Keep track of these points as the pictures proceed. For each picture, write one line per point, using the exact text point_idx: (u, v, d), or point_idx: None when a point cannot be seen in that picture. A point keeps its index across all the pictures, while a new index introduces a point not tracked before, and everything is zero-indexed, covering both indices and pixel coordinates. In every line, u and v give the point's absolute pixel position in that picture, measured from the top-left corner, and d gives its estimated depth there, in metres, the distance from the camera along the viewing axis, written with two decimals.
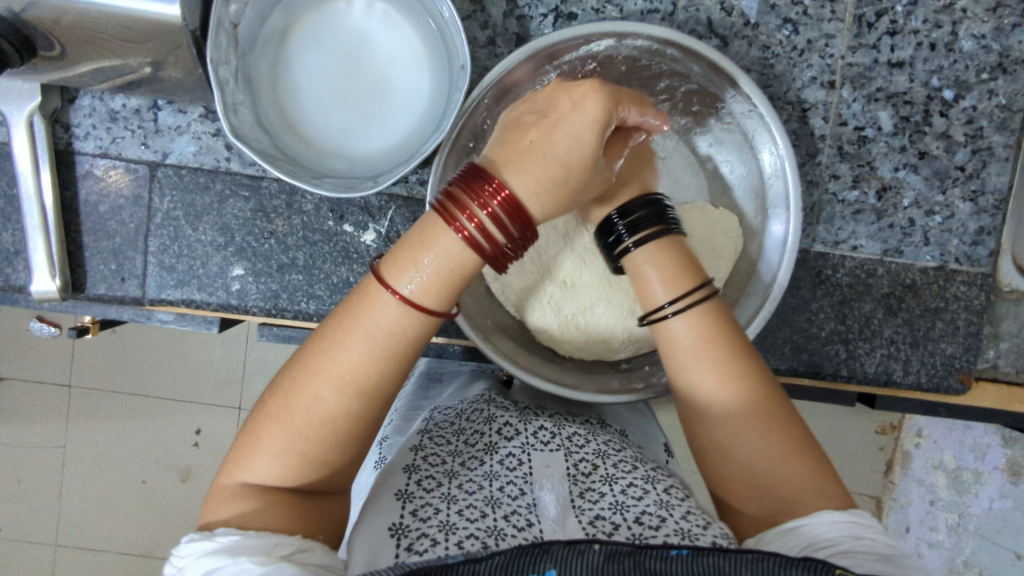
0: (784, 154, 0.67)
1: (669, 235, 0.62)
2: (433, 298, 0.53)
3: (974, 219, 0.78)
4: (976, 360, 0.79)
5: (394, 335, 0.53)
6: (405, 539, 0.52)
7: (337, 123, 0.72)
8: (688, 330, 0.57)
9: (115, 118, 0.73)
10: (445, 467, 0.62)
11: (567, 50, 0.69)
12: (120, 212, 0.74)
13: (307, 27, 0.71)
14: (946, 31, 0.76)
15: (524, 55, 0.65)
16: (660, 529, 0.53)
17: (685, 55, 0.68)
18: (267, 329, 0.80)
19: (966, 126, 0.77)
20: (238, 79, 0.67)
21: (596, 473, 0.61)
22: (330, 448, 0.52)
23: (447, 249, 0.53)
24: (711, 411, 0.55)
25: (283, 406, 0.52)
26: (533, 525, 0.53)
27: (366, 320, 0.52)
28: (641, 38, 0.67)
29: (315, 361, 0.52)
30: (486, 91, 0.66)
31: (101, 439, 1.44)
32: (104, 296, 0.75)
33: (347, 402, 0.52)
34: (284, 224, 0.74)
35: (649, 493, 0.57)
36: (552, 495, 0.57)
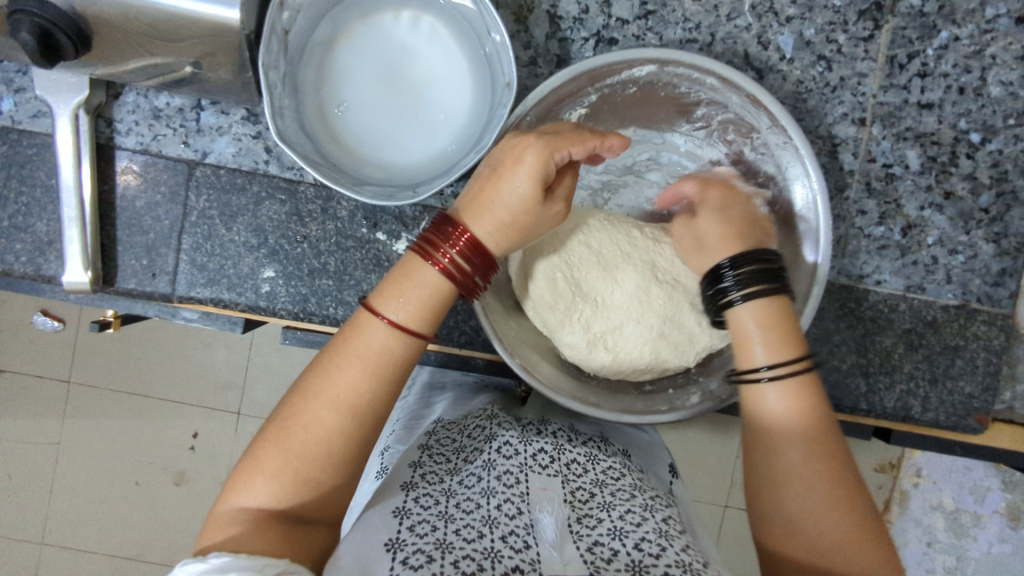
0: (818, 190, 0.68)
1: (776, 297, 0.61)
2: (419, 321, 0.57)
3: (996, 260, 0.80)
4: (993, 400, 0.80)
5: (387, 358, 0.56)
6: (400, 554, 0.52)
7: (377, 133, 0.73)
8: (780, 398, 0.58)
9: (159, 116, 0.74)
10: (441, 487, 0.63)
11: (610, 74, 0.70)
12: (156, 209, 0.74)
13: (353, 37, 0.73)
14: (976, 76, 0.78)
15: (570, 76, 0.67)
16: (660, 558, 0.52)
17: (725, 85, 0.69)
18: (289, 332, 0.82)
19: (992, 169, 0.79)
20: (285, 84, 0.69)
21: (596, 499, 0.60)
22: (321, 468, 0.54)
23: (430, 282, 0.58)
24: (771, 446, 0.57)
25: (273, 425, 0.55)
26: (530, 547, 0.52)
27: (360, 344, 0.56)
28: (682, 66, 0.68)
29: (313, 384, 0.55)
30: (529, 109, 0.67)
31: (100, 438, 1.42)
32: (133, 291, 0.75)
33: (338, 417, 0.54)
34: (318, 228, 0.75)
35: (647, 520, 0.56)
36: (549, 518, 0.56)
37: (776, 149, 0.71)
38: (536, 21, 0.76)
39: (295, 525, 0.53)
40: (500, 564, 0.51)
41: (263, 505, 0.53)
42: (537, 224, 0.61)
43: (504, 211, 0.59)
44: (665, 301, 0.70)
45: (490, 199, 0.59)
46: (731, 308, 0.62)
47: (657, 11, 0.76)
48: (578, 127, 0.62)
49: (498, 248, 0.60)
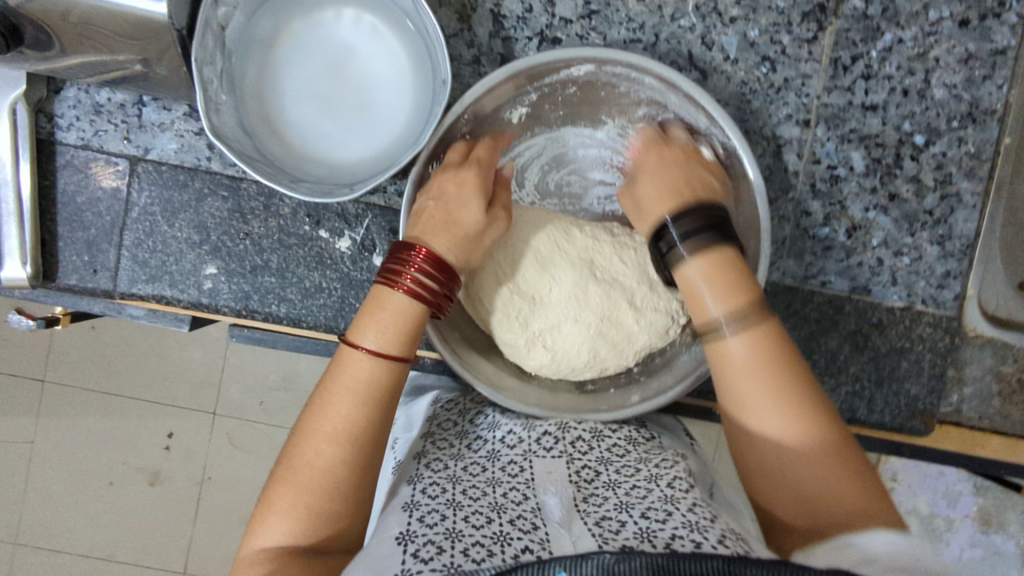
0: (756, 187, 0.68)
1: (721, 250, 0.59)
2: (394, 342, 0.59)
3: (941, 262, 0.80)
4: (939, 402, 0.80)
5: (373, 385, 0.58)
6: (411, 545, 0.52)
7: (319, 130, 0.73)
8: (744, 350, 0.56)
9: (100, 111, 0.74)
10: (446, 474, 0.64)
11: (548, 72, 0.70)
12: (98, 205, 0.74)
13: (295, 35, 0.73)
14: (920, 78, 0.78)
15: (508, 74, 0.67)
16: (666, 522, 0.53)
17: (664, 84, 0.69)
18: (237, 329, 0.78)
19: (936, 171, 0.79)
20: (223, 80, 0.69)
21: (602, 477, 0.62)
22: (332, 499, 0.55)
23: (399, 302, 0.60)
24: (767, 450, 0.54)
25: (285, 466, 0.56)
26: (538, 528, 0.53)
27: (344, 376, 0.58)
28: (620, 65, 0.69)
29: (309, 424, 0.57)
30: (465, 108, 0.67)
31: (69, 437, 1.42)
32: (75, 287, 0.75)
33: (336, 449, 0.56)
34: (259, 226, 0.75)
35: (653, 490, 0.58)
36: (555, 498, 0.58)
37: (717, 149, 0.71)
38: (479, 20, 0.76)
39: (317, 555, 0.53)
40: (509, 547, 0.51)
41: (281, 544, 0.53)
42: (487, 234, 0.67)
43: (467, 219, 0.64)
44: (604, 299, 0.71)
45: (445, 216, 0.64)
46: (677, 264, 0.61)
47: (600, 11, 0.76)
48: (485, 146, 0.71)
49: (462, 258, 0.64)
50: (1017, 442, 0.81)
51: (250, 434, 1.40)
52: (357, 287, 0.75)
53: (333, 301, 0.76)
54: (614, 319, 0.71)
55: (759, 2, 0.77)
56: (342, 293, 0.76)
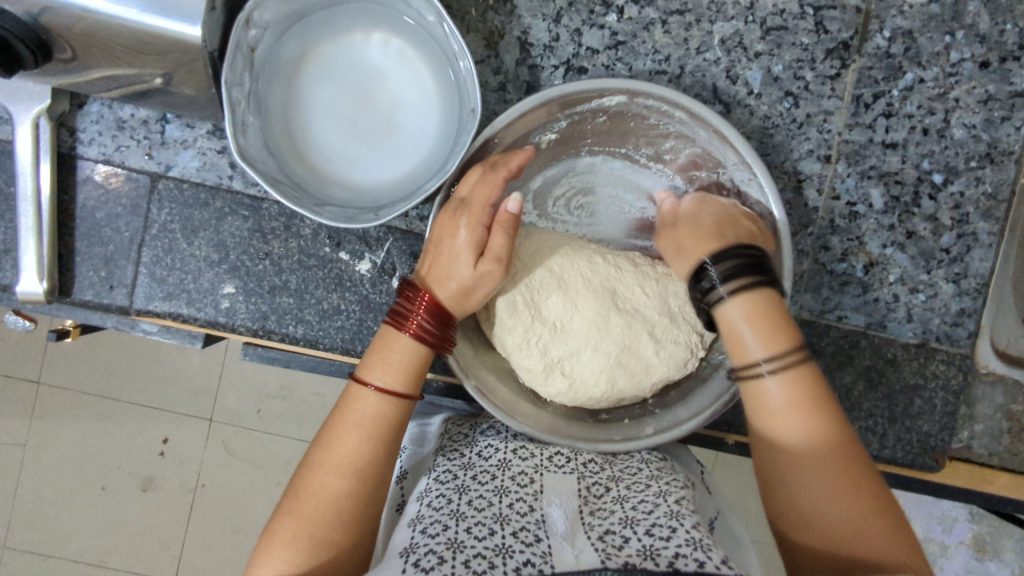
0: (780, 226, 0.68)
1: (765, 288, 0.61)
2: (402, 384, 0.61)
3: (955, 300, 0.81)
4: (950, 439, 0.81)
5: (379, 422, 0.60)
6: (412, 557, 0.54)
7: (344, 152, 0.73)
8: (782, 389, 0.58)
9: (122, 127, 0.74)
10: (454, 483, 0.65)
11: (578, 102, 0.70)
12: (117, 220, 0.74)
13: (322, 56, 0.73)
14: (939, 118, 0.79)
15: (538, 102, 0.67)
16: (670, 539, 0.53)
17: (692, 119, 0.69)
18: (250, 348, 0.76)
19: (953, 211, 0.80)
20: (250, 102, 0.69)
21: (610, 493, 0.63)
22: (335, 529, 0.56)
23: (402, 345, 0.62)
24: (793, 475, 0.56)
25: (289, 499, 0.57)
26: (540, 541, 0.55)
27: (353, 413, 0.60)
28: (651, 98, 0.69)
29: (317, 455, 0.59)
30: (495, 133, 0.67)
31: (65, 442, 1.40)
32: (90, 302, 0.74)
33: (345, 482, 0.58)
34: (279, 246, 0.75)
35: (660, 504, 0.59)
36: (559, 510, 0.60)
37: (743, 185, 0.72)
38: (507, 47, 0.76)
39: None
40: (512, 559, 0.52)
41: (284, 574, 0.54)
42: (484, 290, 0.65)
43: (458, 275, 0.63)
44: (624, 329, 0.71)
45: (441, 271, 0.64)
46: (716, 304, 0.62)
47: (626, 42, 0.77)
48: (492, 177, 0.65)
49: (458, 310, 0.65)
50: None
51: (249, 443, 1.39)
52: (376, 311, 0.75)
53: (351, 323, 0.75)
54: (634, 350, 0.71)
55: (784, 38, 0.78)
56: (361, 316, 0.75)
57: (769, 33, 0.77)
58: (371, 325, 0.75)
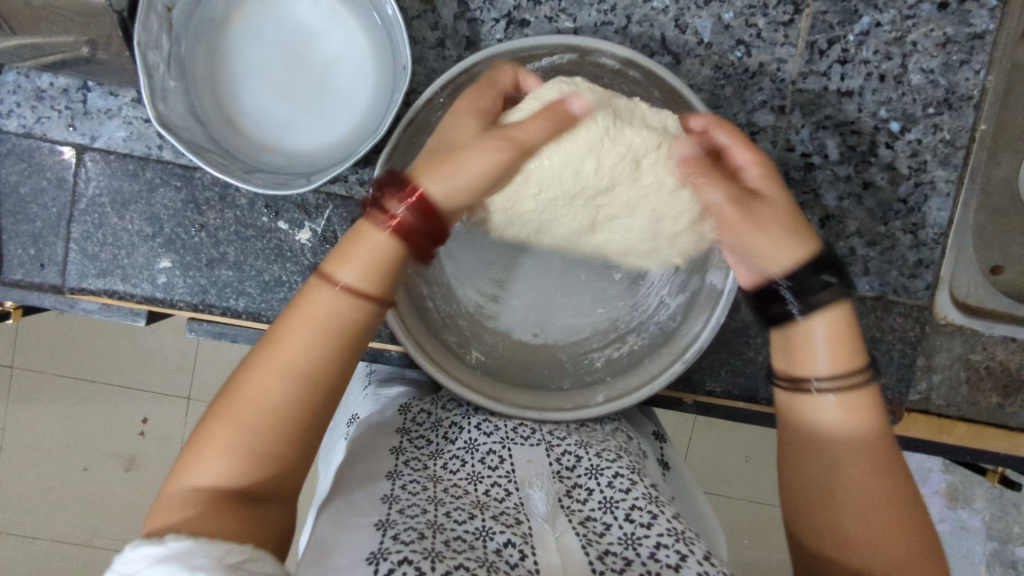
0: None
1: (844, 307, 0.55)
2: (370, 284, 0.50)
3: (913, 252, 0.79)
4: (907, 391, 0.80)
5: (339, 327, 0.50)
6: (390, 531, 0.51)
7: (276, 117, 0.69)
8: (839, 411, 0.53)
9: (42, 97, 0.71)
10: (426, 471, 0.62)
11: (530, 58, 0.69)
12: (43, 195, 0.71)
13: (248, 16, 0.69)
14: (896, 63, 0.76)
15: (486, 58, 0.65)
16: (652, 527, 0.54)
17: (646, 78, 0.68)
18: (196, 324, 0.75)
19: (911, 159, 0.78)
20: (170, 65, 0.65)
21: (581, 465, 0.62)
22: (273, 444, 0.47)
23: (380, 242, 0.50)
24: (817, 492, 0.52)
25: (229, 398, 0.48)
26: (522, 522, 0.55)
27: (309, 310, 0.49)
28: (602, 55, 0.68)
29: (253, 373, 0.48)
30: (443, 88, 0.65)
31: (28, 426, 1.35)
32: (21, 282, 0.71)
33: (294, 390, 0.48)
34: (215, 217, 0.72)
35: (636, 485, 0.59)
36: (540, 493, 0.58)
37: None
38: (444, 0, 0.73)
39: (250, 503, 0.46)
40: (493, 541, 0.52)
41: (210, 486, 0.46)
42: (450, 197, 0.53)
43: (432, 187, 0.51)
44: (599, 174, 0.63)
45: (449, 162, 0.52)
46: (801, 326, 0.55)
47: None
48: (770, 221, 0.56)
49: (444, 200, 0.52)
50: (983, 429, 0.82)
51: None
52: None
53: (293, 294, 0.73)
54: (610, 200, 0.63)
55: None
56: (304, 288, 0.73)
57: None
58: None
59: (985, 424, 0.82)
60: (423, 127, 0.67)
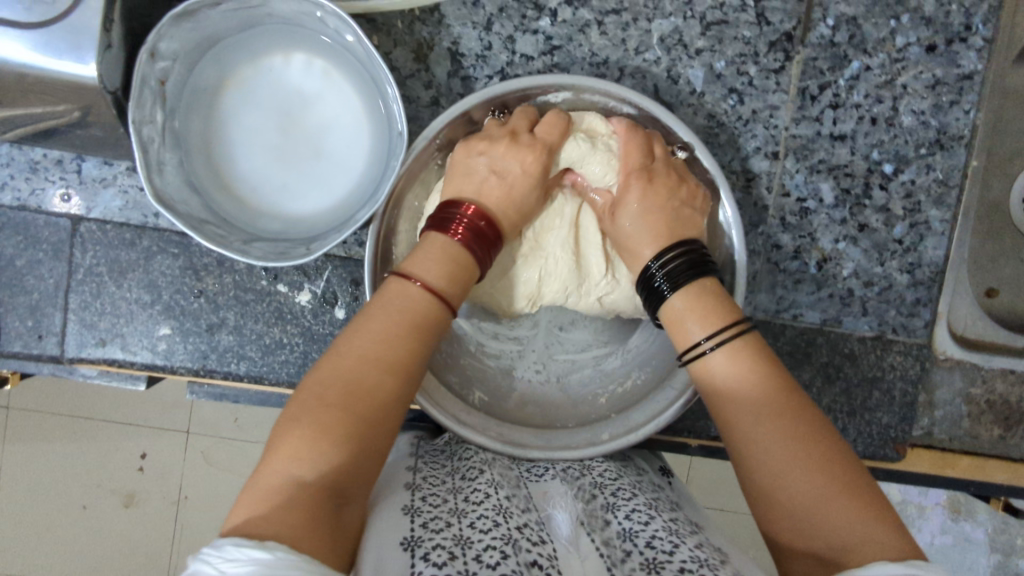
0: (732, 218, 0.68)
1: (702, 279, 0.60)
2: (450, 288, 0.57)
3: (910, 291, 0.80)
4: (910, 429, 0.81)
5: (415, 322, 0.55)
6: (419, 551, 0.49)
7: (273, 183, 0.69)
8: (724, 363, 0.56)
9: (36, 169, 0.70)
10: (446, 485, 0.62)
11: (523, 99, 0.69)
12: (39, 267, 0.70)
13: (240, 82, 0.69)
14: (888, 106, 0.77)
15: (480, 100, 0.66)
16: (674, 554, 0.52)
17: (640, 113, 0.69)
18: (198, 387, 0.77)
19: (905, 200, 0.78)
20: (165, 137, 0.65)
21: (598, 499, 0.63)
22: (369, 424, 0.50)
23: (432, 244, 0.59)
24: (785, 499, 0.49)
25: (314, 384, 0.50)
26: (547, 542, 0.55)
27: (394, 305, 0.55)
28: (595, 94, 0.68)
29: (344, 353, 0.52)
30: (433, 135, 0.65)
31: (23, 477, 1.33)
32: (20, 353, 0.71)
33: (386, 377, 0.51)
34: (214, 282, 0.72)
35: (655, 518, 0.59)
36: (563, 518, 0.60)
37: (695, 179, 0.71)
38: (437, 59, 0.73)
39: (340, 506, 0.46)
40: (522, 551, 0.51)
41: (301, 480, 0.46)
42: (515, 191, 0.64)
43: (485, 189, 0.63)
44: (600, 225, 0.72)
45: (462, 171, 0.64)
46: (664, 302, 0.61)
47: (562, 46, 0.74)
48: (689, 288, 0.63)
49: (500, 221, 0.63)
50: (985, 463, 0.82)
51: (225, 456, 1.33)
52: (319, 342, 0.73)
53: (295, 357, 0.73)
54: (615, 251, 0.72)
55: (724, 33, 0.75)
56: (305, 349, 0.73)
57: (709, 28, 0.75)
58: (316, 357, 0.73)
59: (988, 458, 0.82)
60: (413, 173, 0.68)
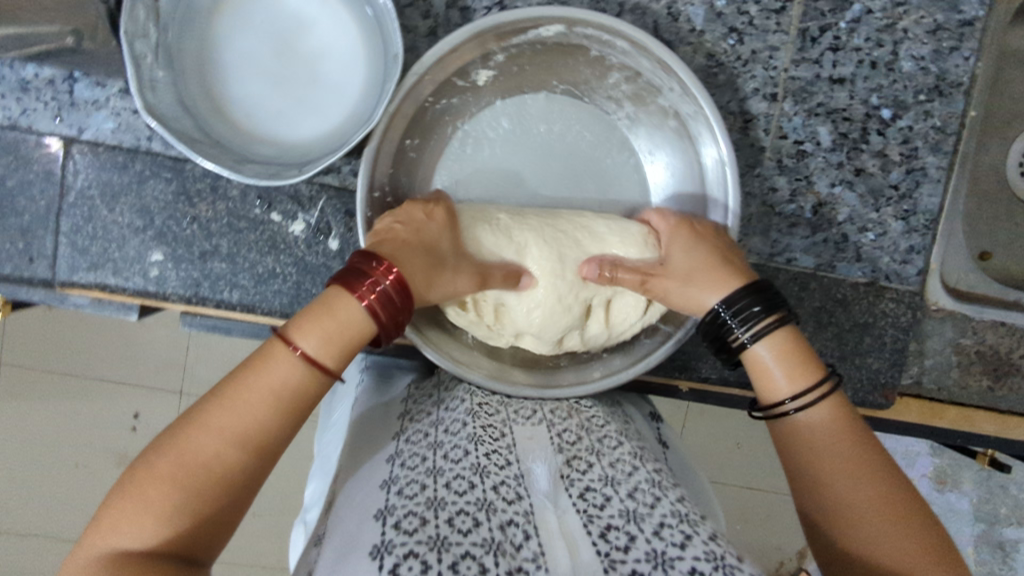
0: (727, 160, 0.66)
1: (785, 326, 0.60)
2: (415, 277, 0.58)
3: (905, 238, 0.80)
4: (899, 375, 0.81)
5: (351, 333, 0.54)
6: (390, 519, 0.51)
7: (268, 108, 0.69)
8: (769, 349, 0.59)
9: (27, 88, 0.70)
10: (427, 442, 0.62)
11: (515, 33, 0.68)
12: (30, 188, 0.70)
13: (236, 6, 0.68)
14: (888, 50, 0.77)
15: (472, 33, 0.64)
16: (655, 508, 0.54)
17: (635, 48, 0.67)
18: (191, 318, 0.77)
19: (902, 146, 0.78)
20: (159, 54, 0.65)
21: (583, 442, 0.63)
22: (246, 464, 0.50)
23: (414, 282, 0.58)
24: (806, 437, 0.58)
25: (196, 431, 0.50)
26: (522, 498, 0.54)
27: (330, 318, 0.54)
28: (589, 27, 0.66)
29: (248, 377, 0.52)
30: (423, 67, 0.64)
31: (12, 427, 1.32)
32: (10, 276, 0.70)
33: (301, 375, 0.53)
34: (207, 209, 0.71)
35: (639, 470, 0.59)
36: (542, 468, 0.58)
37: (690, 123, 0.70)
38: None
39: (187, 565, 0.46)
40: (496, 516, 0.51)
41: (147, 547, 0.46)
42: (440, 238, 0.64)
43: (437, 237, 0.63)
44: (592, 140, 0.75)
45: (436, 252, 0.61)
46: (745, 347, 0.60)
47: None
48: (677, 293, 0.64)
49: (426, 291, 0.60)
50: (973, 412, 0.82)
51: None
52: (313, 273, 0.73)
53: (288, 286, 0.73)
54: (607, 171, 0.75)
55: None
56: (298, 279, 0.73)
57: None
58: (309, 286, 0.73)
59: (976, 407, 0.83)
60: (408, 105, 0.67)
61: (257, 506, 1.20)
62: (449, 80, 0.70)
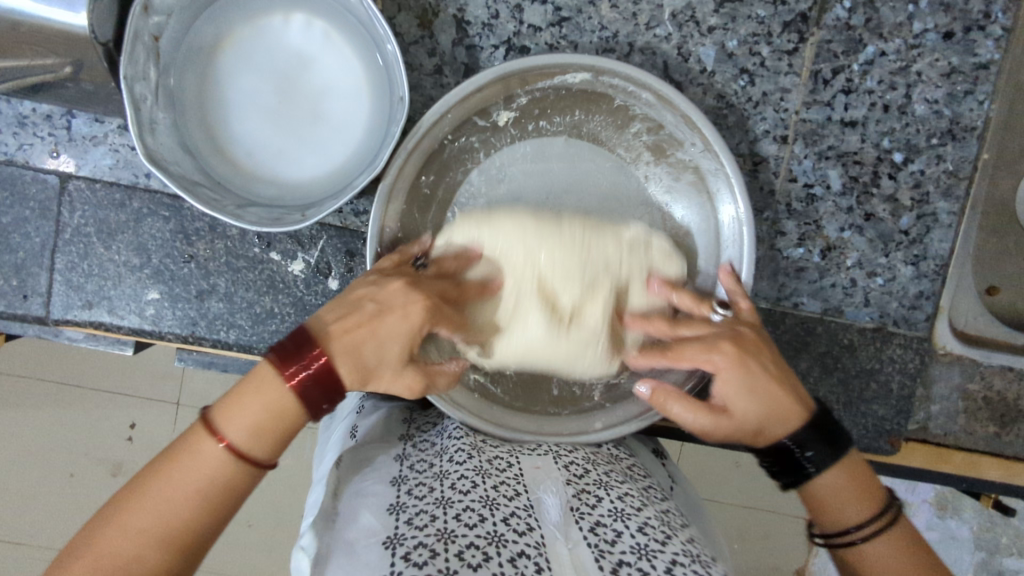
0: (744, 216, 0.66)
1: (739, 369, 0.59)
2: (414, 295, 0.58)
3: (914, 283, 0.79)
4: (905, 422, 0.80)
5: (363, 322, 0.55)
6: (400, 549, 0.50)
7: (269, 146, 0.67)
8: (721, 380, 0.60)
9: (24, 123, 0.68)
10: (432, 471, 0.60)
11: (540, 77, 0.67)
12: (25, 225, 0.69)
13: (238, 44, 0.67)
14: (901, 93, 0.75)
15: (495, 76, 0.63)
16: (666, 545, 0.53)
17: (659, 101, 0.67)
18: (185, 353, 0.75)
19: (913, 190, 0.77)
20: (159, 95, 0.64)
21: (590, 474, 0.61)
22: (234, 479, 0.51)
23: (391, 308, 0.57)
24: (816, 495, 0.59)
25: (195, 447, 0.51)
26: (533, 530, 0.53)
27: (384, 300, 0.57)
28: (616, 77, 0.67)
29: (243, 393, 0.52)
30: (445, 107, 0.63)
31: None
32: (3, 313, 0.69)
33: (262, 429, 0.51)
34: (205, 248, 0.70)
35: (648, 506, 0.58)
36: (552, 497, 0.57)
37: (707, 174, 0.69)
38: (442, 26, 0.71)
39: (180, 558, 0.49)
40: (506, 550, 0.50)
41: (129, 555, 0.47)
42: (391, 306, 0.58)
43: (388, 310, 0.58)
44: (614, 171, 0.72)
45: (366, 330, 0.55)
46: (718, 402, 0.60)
47: (571, 18, 0.72)
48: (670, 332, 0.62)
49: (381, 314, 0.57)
50: (980, 460, 0.81)
51: None
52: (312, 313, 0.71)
53: (286, 327, 0.71)
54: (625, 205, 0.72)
55: (738, 11, 0.73)
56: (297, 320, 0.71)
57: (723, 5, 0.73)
58: None
59: (982, 454, 0.81)
60: (424, 143, 0.66)
61: (252, 532, 1.17)
62: (469, 119, 0.69)
